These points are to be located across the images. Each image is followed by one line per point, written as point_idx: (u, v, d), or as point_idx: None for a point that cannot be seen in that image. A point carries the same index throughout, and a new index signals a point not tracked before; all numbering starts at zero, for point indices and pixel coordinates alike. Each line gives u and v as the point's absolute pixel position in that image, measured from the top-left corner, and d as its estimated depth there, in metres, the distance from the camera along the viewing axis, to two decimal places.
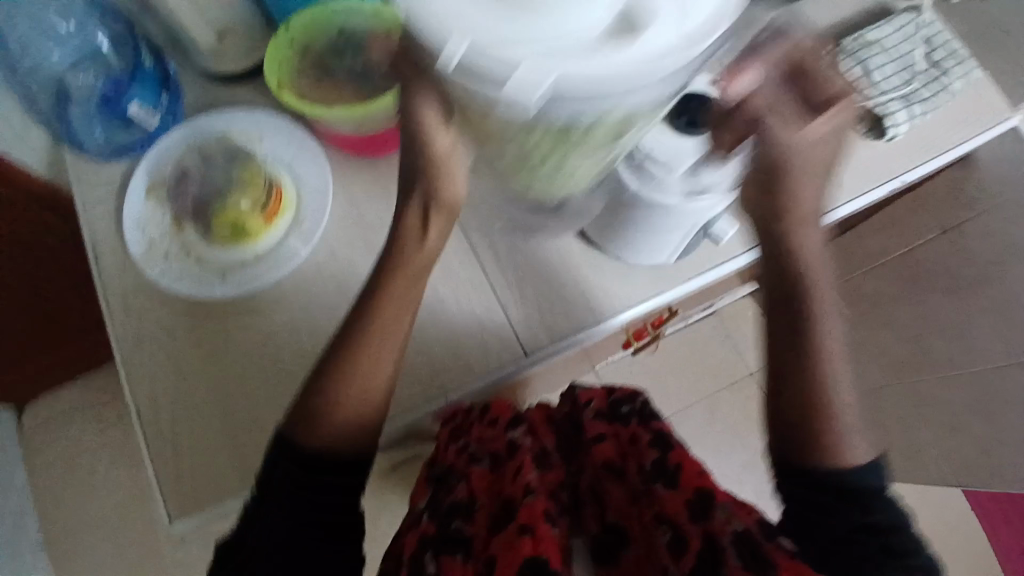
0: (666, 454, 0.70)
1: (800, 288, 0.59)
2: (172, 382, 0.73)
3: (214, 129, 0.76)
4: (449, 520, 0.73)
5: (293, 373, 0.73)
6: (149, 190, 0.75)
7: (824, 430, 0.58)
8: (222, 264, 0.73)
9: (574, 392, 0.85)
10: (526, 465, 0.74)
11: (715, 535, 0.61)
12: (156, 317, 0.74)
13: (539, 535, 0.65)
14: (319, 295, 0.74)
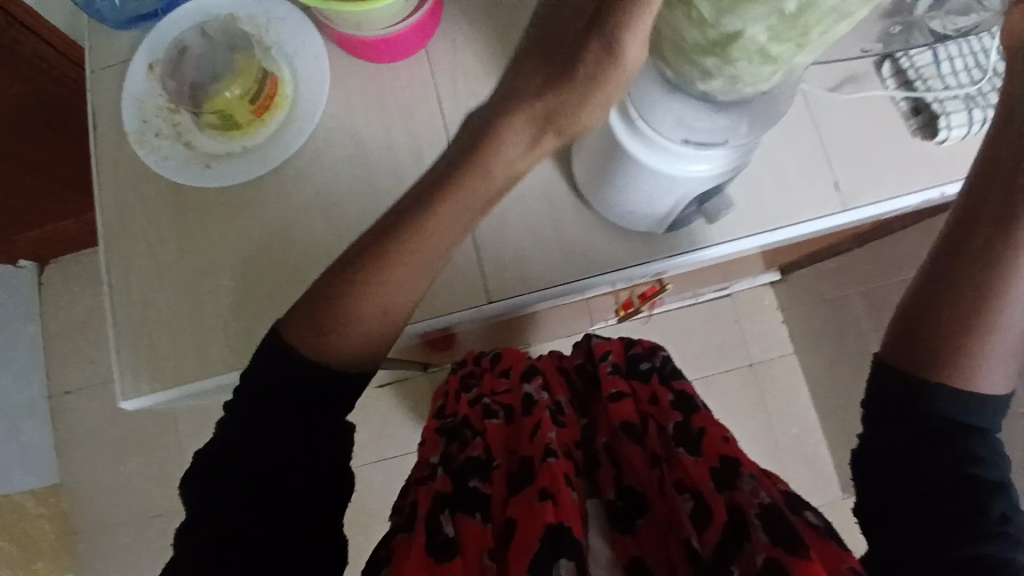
0: (689, 419, 0.64)
1: (990, 240, 0.46)
2: (145, 264, 0.71)
3: (219, 11, 0.73)
4: (465, 477, 0.62)
5: (259, 278, 0.70)
6: (150, 67, 0.73)
7: (967, 358, 0.46)
8: (207, 151, 0.71)
9: (591, 345, 0.83)
10: (545, 423, 0.64)
11: (741, 507, 0.52)
12: (141, 196, 0.73)
13: (561, 502, 0.53)
14: (296, 201, 0.71)
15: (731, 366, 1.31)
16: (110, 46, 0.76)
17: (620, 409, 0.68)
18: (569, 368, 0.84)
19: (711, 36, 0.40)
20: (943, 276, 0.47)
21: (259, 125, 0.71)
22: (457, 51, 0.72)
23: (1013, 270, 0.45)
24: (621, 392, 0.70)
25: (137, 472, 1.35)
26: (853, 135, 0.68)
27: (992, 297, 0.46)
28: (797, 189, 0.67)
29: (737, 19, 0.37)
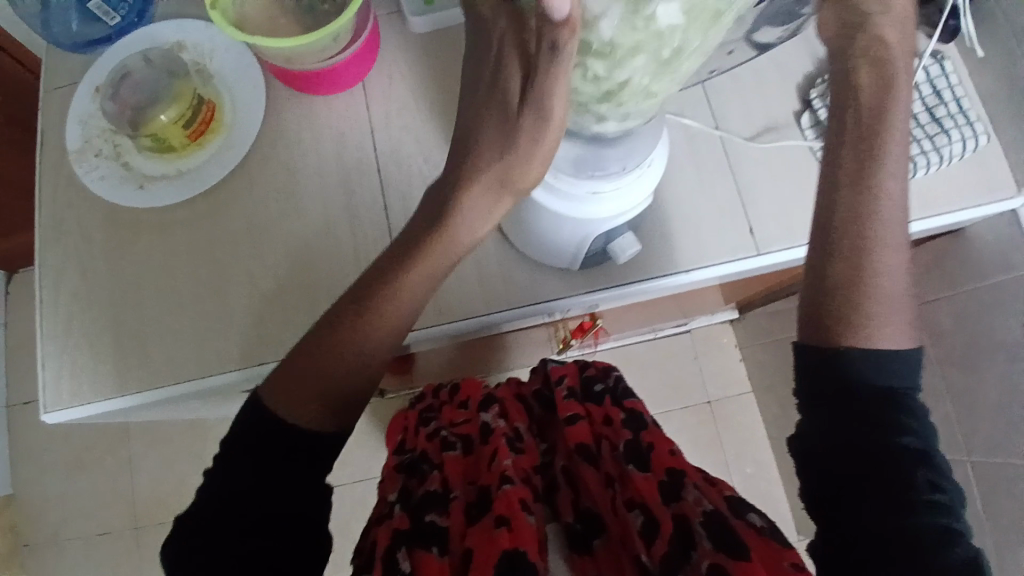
0: (637, 434, 0.67)
1: (860, 209, 0.51)
2: (76, 282, 0.71)
3: (165, 39, 0.75)
4: (423, 510, 0.61)
5: (187, 304, 0.69)
6: (95, 90, 0.75)
7: (862, 316, 0.50)
8: (143, 172, 0.72)
9: (545, 369, 0.82)
10: (502, 451, 0.66)
11: (686, 517, 0.56)
12: (77, 213, 0.73)
13: (516, 527, 0.55)
14: (226, 227, 0.71)
15: (691, 402, 1.35)
16: (65, 69, 0.77)
17: (576, 431, 0.69)
18: (525, 392, 0.85)
19: (604, 87, 0.43)
20: (829, 251, 0.52)
21: (195, 149, 0.72)
22: (395, 88, 0.74)
23: (877, 227, 0.51)
24: (576, 414, 0.71)
25: (89, 488, 1.34)
26: (769, 179, 0.72)
27: (865, 252, 0.51)
28: (718, 229, 0.70)
29: (624, 72, 0.41)
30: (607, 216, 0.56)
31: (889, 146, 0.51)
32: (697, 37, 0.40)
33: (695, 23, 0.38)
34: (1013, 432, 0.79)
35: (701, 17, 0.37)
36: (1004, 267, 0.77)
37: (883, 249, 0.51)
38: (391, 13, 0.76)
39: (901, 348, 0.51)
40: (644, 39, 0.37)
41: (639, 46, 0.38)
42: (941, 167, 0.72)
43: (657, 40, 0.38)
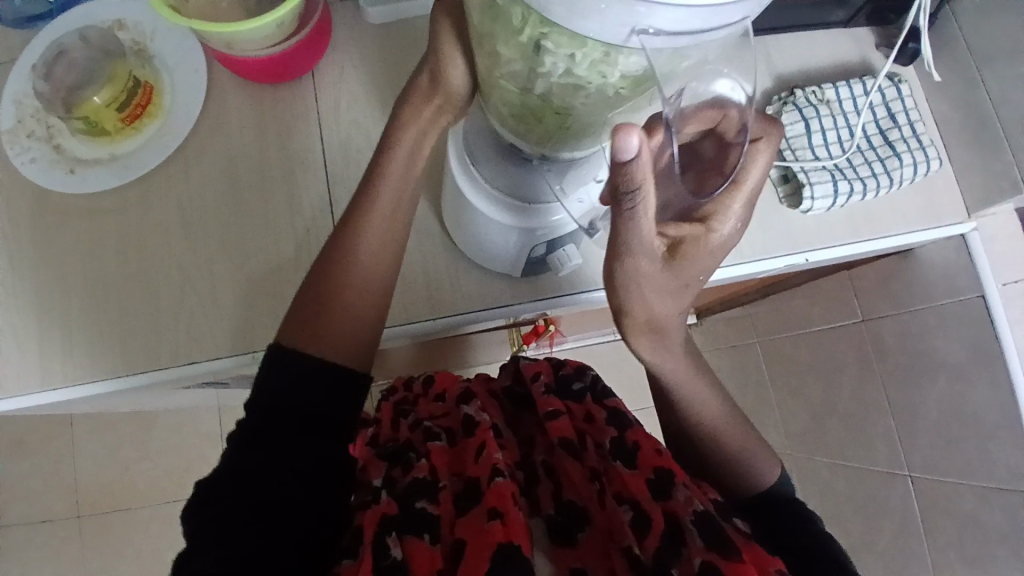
0: (622, 433, 0.61)
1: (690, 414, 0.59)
2: (2, 268, 0.68)
3: (105, 17, 0.72)
4: (410, 497, 0.54)
5: (117, 296, 0.67)
6: (28, 66, 0.71)
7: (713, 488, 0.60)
8: (76, 157, 0.69)
9: (519, 365, 0.74)
10: (491, 442, 0.57)
11: (675, 515, 0.54)
12: (8, 195, 0.69)
13: (511, 520, 0.49)
14: (161, 216, 0.68)
15: (647, 405, 1.35)
16: (1, 43, 0.73)
17: (557, 424, 0.63)
18: (492, 386, 0.76)
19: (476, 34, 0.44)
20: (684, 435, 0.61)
21: (130, 133, 0.70)
22: (345, 79, 0.72)
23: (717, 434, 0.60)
24: (557, 408, 0.64)
25: (28, 472, 1.31)
26: None
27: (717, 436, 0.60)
28: None
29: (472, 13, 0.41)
30: (555, 225, 0.55)
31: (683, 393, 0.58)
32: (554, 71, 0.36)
33: (485, 9, 0.36)
34: (955, 453, 0.81)
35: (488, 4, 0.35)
36: (951, 292, 0.78)
37: (726, 430, 0.60)
38: (348, 0, 0.73)
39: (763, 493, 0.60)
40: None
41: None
42: (891, 190, 0.71)
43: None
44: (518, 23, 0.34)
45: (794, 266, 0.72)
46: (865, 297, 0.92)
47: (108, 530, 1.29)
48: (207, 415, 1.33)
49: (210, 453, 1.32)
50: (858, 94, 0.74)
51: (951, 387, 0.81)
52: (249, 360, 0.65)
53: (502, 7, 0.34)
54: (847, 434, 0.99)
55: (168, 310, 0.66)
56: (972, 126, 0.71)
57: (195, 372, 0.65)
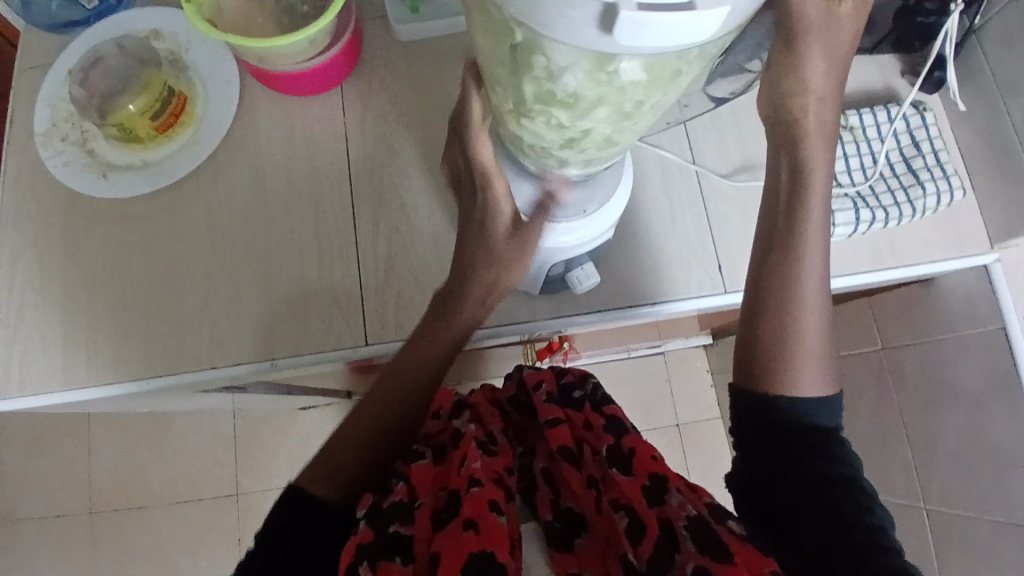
0: (619, 439, 0.62)
1: (790, 269, 0.55)
2: (33, 268, 0.70)
3: (142, 26, 0.74)
4: (383, 520, 0.54)
5: (142, 299, 0.68)
6: (65, 72, 0.73)
7: (783, 363, 0.54)
8: (108, 162, 0.71)
9: (522, 373, 0.73)
10: (471, 453, 0.59)
11: (670, 521, 0.53)
12: (41, 197, 0.71)
13: (485, 528, 0.51)
14: (189, 222, 0.70)
15: (660, 423, 1.34)
16: (39, 48, 0.75)
17: (557, 433, 0.64)
18: (497, 395, 0.76)
19: (567, 134, 0.42)
20: (754, 318, 0.56)
21: (162, 141, 0.71)
22: (373, 93, 0.73)
23: (797, 295, 0.55)
24: (556, 417, 0.66)
25: (45, 466, 1.33)
26: (742, 219, 0.72)
27: (790, 309, 0.55)
28: (686, 265, 0.70)
29: (588, 121, 0.40)
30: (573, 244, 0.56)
31: (811, 196, 0.54)
32: (658, 93, 0.39)
33: (658, 82, 0.37)
34: (971, 487, 0.80)
35: (665, 75, 0.37)
36: (973, 323, 0.77)
37: (803, 306, 0.55)
38: (378, 17, 0.75)
39: (815, 397, 0.54)
40: (608, 92, 0.37)
41: (603, 96, 0.37)
42: (914, 219, 0.71)
43: (622, 93, 0.37)
44: (713, 48, 0.37)
45: None
46: (884, 325, 0.91)
47: (121, 528, 1.30)
48: (221, 418, 1.34)
49: (223, 456, 1.33)
50: (882, 121, 0.74)
51: (968, 419, 0.80)
52: (268, 367, 0.66)
53: (699, 56, 0.37)
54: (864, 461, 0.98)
55: (192, 316, 0.67)
56: (998, 159, 0.71)
57: (216, 377, 0.66)
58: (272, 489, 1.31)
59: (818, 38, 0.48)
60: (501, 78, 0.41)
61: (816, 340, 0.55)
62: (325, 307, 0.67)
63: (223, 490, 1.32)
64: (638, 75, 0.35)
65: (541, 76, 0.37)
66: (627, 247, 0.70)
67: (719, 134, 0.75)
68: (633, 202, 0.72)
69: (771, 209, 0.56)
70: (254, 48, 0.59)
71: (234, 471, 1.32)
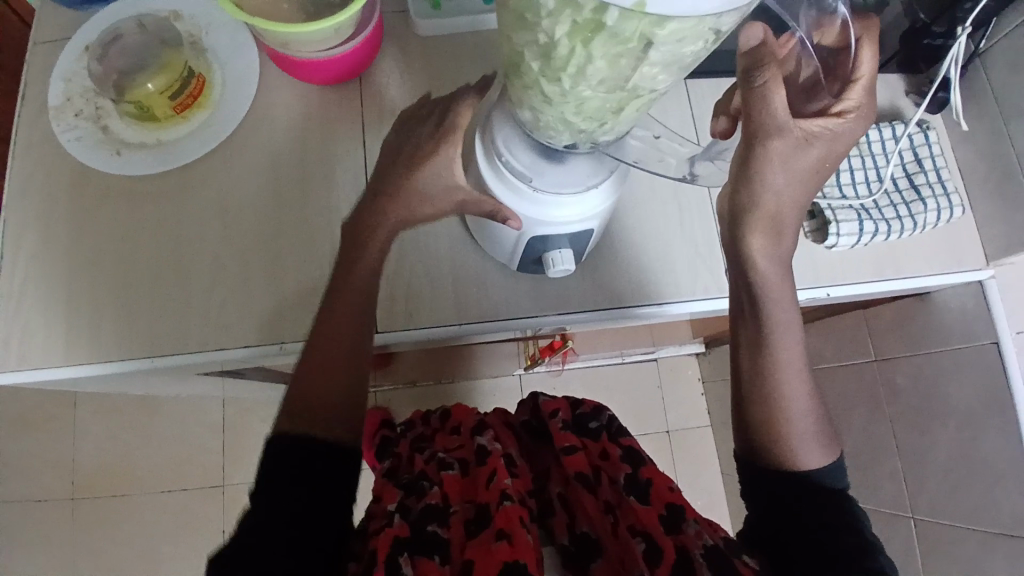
0: (636, 469, 0.64)
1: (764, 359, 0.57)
2: (40, 241, 0.69)
3: (162, 6, 0.74)
4: (420, 520, 0.57)
5: (152, 277, 0.68)
6: (82, 48, 0.73)
7: (766, 437, 0.57)
8: (122, 140, 0.71)
9: (539, 400, 0.76)
10: (500, 470, 0.62)
11: (686, 548, 0.55)
12: (51, 170, 0.71)
13: (517, 541, 0.53)
14: (202, 203, 0.70)
15: (651, 429, 1.35)
16: (54, 22, 0.75)
17: (573, 459, 0.66)
18: (511, 420, 0.80)
19: (513, 54, 0.41)
20: (738, 377, 0.59)
21: (178, 121, 0.71)
22: (391, 85, 0.74)
23: (774, 353, 0.57)
24: (573, 444, 0.67)
25: (27, 449, 1.31)
26: None
27: (771, 373, 0.57)
28: (694, 269, 0.71)
29: (518, 42, 0.39)
30: (545, 218, 0.55)
31: (768, 301, 0.57)
32: (578, 55, 0.36)
33: (574, 31, 0.35)
34: (959, 498, 0.82)
35: (581, 27, 0.34)
36: (967, 337, 0.79)
37: (784, 371, 0.57)
38: (398, 11, 0.76)
39: (816, 466, 0.57)
40: (528, 9, 0.35)
41: (522, 12, 0.36)
42: (914, 233, 0.73)
43: (537, 18, 0.35)
44: (624, 28, 0.33)
45: (814, 300, 0.74)
46: (879, 337, 0.93)
47: (102, 515, 1.28)
48: (210, 408, 1.33)
49: (210, 446, 1.32)
50: (887, 137, 0.75)
51: (957, 433, 0.81)
52: (277, 351, 0.66)
53: (609, 27, 0.33)
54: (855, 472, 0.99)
55: (200, 297, 0.67)
56: (997, 179, 0.73)
57: (223, 358, 0.66)
58: None
59: (771, 150, 0.51)
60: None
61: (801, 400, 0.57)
62: None
63: (209, 480, 1.30)
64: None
65: None
66: (637, 247, 0.72)
67: None
68: (644, 203, 0.73)
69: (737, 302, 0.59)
70: (279, 31, 0.59)
71: (221, 462, 1.31)
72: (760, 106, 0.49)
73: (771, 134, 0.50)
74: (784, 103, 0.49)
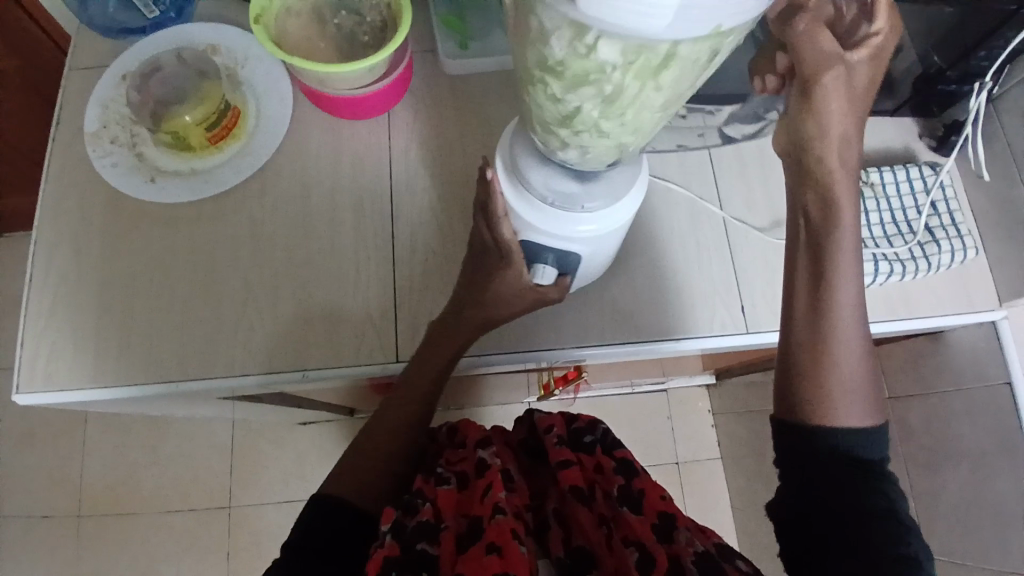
0: (629, 481, 0.66)
1: (818, 300, 0.55)
2: (71, 263, 0.71)
3: (200, 40, 0.76)
4: (411, 538, 0.58)
5: (180, 301, 0.69)
6: (120, 76, 0.76)
7: (817, 394, 0.54)
8: (156, 167, 0.73)
9: (535, 415, 0.77)
10: (495, 483, 0.62)
11: (678, 557, 0.58)
12: (85, 193, 0.73)
13: (508, 554, 0.55)
14: (231, 230, 0.71)
15: (660, 461, 1.35)
16: (92, 51, 0.78)
17: (569, 474, 0.67)
18: (509, 437, 0.80)
19: (562, 109, 0.44)
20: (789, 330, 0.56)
21: (212, 151, 0.73)
22: (418, 119, 0.76)
23: (829, 307, 0.54)
24: (567, 458, 0.68)
25: (36, 464, 1.32)
26: (766, 266, 0.74)
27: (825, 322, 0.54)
28: (711, 305, 0.73)
29: (576, 97, 0.41)
30: (577, 233, 0.55)
31: (837, 239, 0.54)
32: (641, 85, 0.39)
33: (641, 70, 0.38)
34: (972, 540, 0.82)
35: (645, 66, 0.37)
36: (978, 377, 0.79)
37: (840, 320, 0.54)
38: (427, 50, 0.78)
39: (857, 424, 0.54)
40: (591, 69, 0.38)
41: (585, 74, 0.39)
42: (928, 274, 0.75)
43: (603, 75, 0.38)
44: (696, 51, 0.37)
45: None
46: (891, 374, 0.93)
47: (107, 533, 1.29)
48: (221, 428, 1.34)
49: (219, 466, 1.32)
50: (900, 179, 0.77)
51: (969, 474, 0.82)
52: (299, 378, 0.67)
53: (681, 55, 0.37)
54: None
55: (227, 322, 0.69)
56: (1012, 225, 0.74)
57: (246, 383, 0.68)
58: (266, 505, 1.30)
59: (829, 84, 0.51)
60: (517, 48, 0.43)
61: (849, 353, 0.54)
62: (360, 321, 0.69)
63: (215, 501, 1.30)
64: (612, 56, 0.36)
65: (535, 38, 0.39)
66: (656, 282, 0.73)
67: (744, 180, 0.78)
68: (662, 239, 0.75)
69: (793, 243, 0.57)
70: (322, 72, 0.62)
71: (229, 483, 1.32)
72: (807, 48, 0.51)
73: (828, 66, 0.51)
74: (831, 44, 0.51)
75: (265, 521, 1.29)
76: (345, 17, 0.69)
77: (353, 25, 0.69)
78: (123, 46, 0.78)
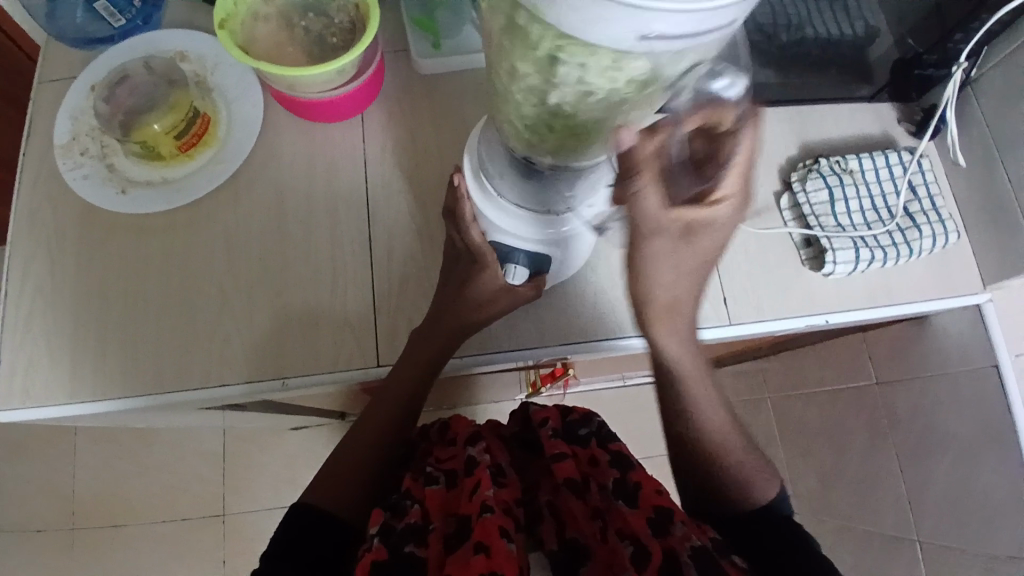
0: (624, 474, 0.64)
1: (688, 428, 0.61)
2: (44, 278, 0.70)
3: (169, 48, 0.75)
4: (398, 541, 0.58)
5: (156, 313, 0.68)
6: (89, 87, 0.74)
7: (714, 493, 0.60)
8: (127, 177, 0.72)
9: (529, 410, 0.76)
10: (483, 481, 0.62)
11: (673, 551, 0.55)
12: (57, 206, 0.72)
13: (494, 553, 0.54)
14: (206, 240, 0.71)
15: (653, 452, 1.35)
16: (61, 62, 0.77)
17: (562, 466, 0.66)
18: (502, 430, 0.80)
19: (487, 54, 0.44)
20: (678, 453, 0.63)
21: (184, 159, 0.72)
22: (392, 121, 0.75)
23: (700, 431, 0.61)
24: (562, 451, 0.68)
25: (25, 477, 1.31)
26: (748, 257, 0.74)
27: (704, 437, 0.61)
28: None
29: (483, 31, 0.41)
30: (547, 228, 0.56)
31: (689, 375, 0.60)
32: (508, 48, 0.37)
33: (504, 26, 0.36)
34: (961, 525, 0.82)
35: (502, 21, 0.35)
36: (964, 362, 0.79)
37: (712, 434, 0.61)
38: (400, 50, 0.77)
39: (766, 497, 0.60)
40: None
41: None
42: (910, 259, 0.74)
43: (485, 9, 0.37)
44: (534, 35, 0.34)
45: (811, 326, 0.75)
46: (878, 361, 0.93)
47: (99, 544, 1.28)
48: (211, 436, 1.33)
49: (211, 473, 1.32)
50: (880, 165, 0.77)
51: (957, 459, 0.82)
52: (278, 387, 0.66)
53: (522, 27, 0.34)
54: (861, 497, 1.00)
55: (205, 333, 0.68)
56: (992, 210, 0.74)
57: (225, 394, 0.67)
58: (258, 511, 1.30)
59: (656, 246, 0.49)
60: None
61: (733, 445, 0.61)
62: (339, 328, 0.68)
63: (209, 510, 1.30)
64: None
65: None
66: None
67: None
68: None
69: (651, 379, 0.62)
70: (286, 75, 0.61)
71: (221, 491, 1.31)
72: (637, 209, 0.47)
73: (654, 233, 0.47)
74: (656, 206, 0.45)
75: (260, 528, 1.29)
76: (312, 20, 0.68)
77: (321, 27, 0.68)
78: (92, 56, 0.77)
